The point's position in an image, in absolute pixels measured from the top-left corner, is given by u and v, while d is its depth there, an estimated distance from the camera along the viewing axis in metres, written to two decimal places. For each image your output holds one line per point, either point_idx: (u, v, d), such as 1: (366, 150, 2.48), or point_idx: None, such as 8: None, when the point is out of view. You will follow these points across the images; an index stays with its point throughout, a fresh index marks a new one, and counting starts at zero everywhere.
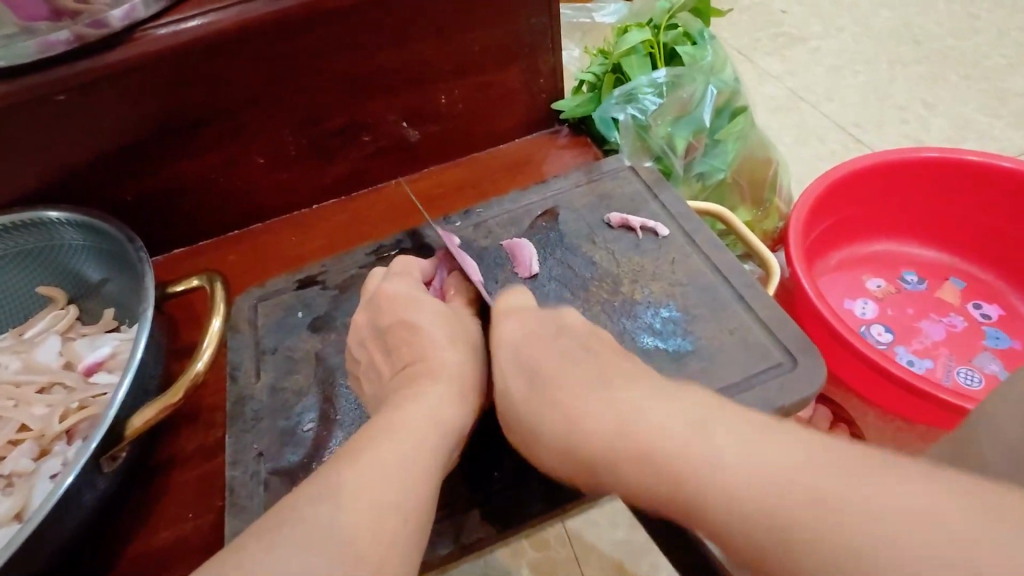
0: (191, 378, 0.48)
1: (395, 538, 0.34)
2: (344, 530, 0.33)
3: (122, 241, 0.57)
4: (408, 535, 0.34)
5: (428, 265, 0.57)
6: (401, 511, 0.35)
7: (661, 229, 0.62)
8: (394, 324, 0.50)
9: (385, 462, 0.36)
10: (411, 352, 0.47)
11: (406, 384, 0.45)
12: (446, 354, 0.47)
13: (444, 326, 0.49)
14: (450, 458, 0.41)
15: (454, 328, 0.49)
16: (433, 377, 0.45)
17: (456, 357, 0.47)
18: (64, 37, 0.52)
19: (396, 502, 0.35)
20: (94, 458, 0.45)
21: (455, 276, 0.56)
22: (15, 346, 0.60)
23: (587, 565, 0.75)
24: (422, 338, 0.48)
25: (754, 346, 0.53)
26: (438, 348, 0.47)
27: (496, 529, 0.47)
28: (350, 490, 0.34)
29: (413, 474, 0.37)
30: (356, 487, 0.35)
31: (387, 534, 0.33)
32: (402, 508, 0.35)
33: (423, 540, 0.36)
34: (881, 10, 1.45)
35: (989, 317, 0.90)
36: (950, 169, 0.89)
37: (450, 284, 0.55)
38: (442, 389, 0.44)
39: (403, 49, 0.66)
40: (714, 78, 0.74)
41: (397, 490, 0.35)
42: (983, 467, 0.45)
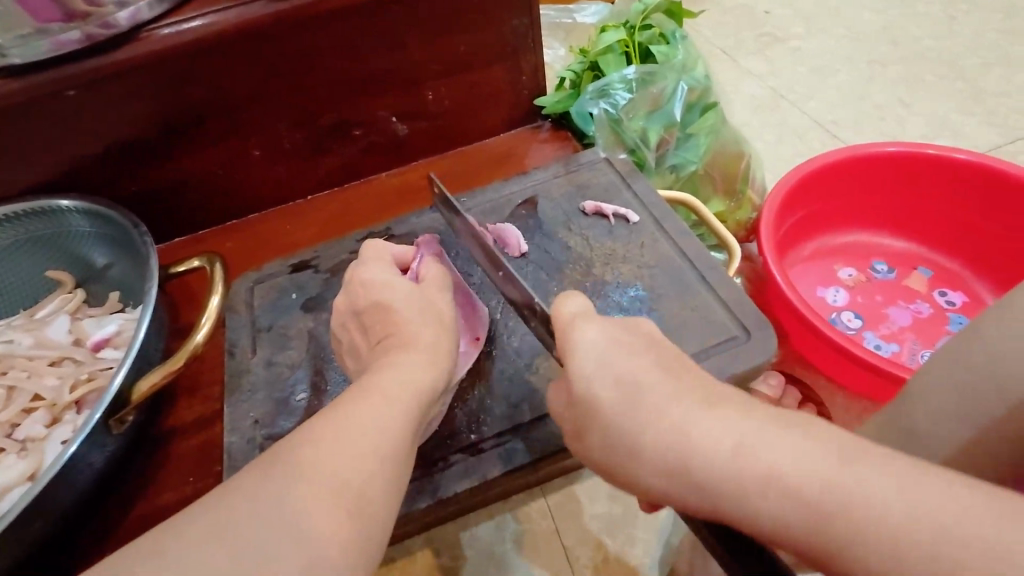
0: (191, 349, 0.52)
1: (372, 483, 0.38)
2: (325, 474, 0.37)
3: (127, 227, 0.61)
4: (384, 482, 0.39)
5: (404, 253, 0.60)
6: (379, 456, 0.39)
7: (632, 216, 0.66)
8: (375, 302, 0.53)
9: (365, 418, 0.40)
10: (389, 327, 0.51)
11: (386, 354, 0.48)
12: (424, 329, 0.51)
13: (422, 303, 0.53)
14: (425, 420, 0.46)
15: (435, 304, 0.53)
16: (412, 347, 0.49)
17: (433, 331, 0.51)
18: (75, 36, 0.56)
19: (373, 452, 0.39)
20: (102, 420, 0.49)
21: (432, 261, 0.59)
22: (26, 324, 0.64)
23: (567, 538, 0.79)
24: (401, 313, 0.52)
25: (713, 322, 0.57)
26: (416, 322, 0.51)
27: (471, 486, 0.51)
28: (332, 440, 0.38)
29: (390, 429, 0.41)
30: (338, 436, 0.39)
31: (364, 480, 0.37)
32: (378, 458, 0.39)
33: (397, 488, 0.40)
34: (863, 12, 1.49)
35: (953, 304, 0.94)
36: (916, 163, 0.93)
37: (426, 267, 0.58)
38: (420, 358, 0.48)
39: (392, 48, 0.70)
40: (686, 76, 0.78)
41: (375, 442, 0.39)
42: None
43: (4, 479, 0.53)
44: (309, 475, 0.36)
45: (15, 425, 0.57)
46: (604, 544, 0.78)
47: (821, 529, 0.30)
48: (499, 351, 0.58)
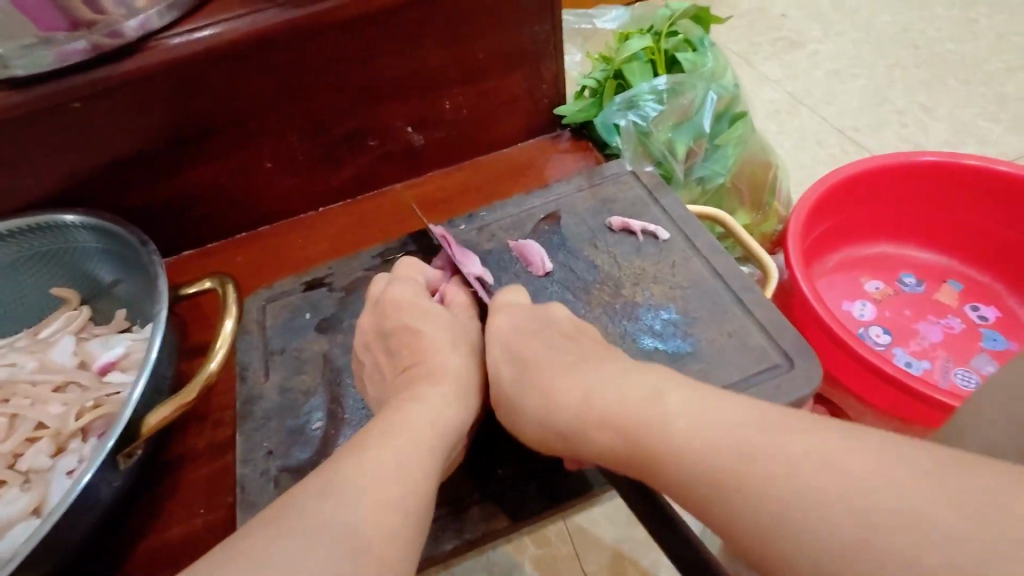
0: (204, 378, 0.49)
1: (399, 532, 0.35)
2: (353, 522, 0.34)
3: (135, 244, 0.59)
4: (411, 530, 0.36)
5: (433, 276, 0.58)
6: (409, 504, 0.36)
7: (661, 233, 0.63)
8: (397, 328, 0.51)
9: (389, 461, 0.38)
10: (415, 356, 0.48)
11: (409, 385, 0.46)
12: (446, 358, 0.49)
13: (446, 331, 0.51)
14: (449, 458, 0.43)
15: (460, 330, 0.51)
16: (435, 379, 0.47)
17: (457, 360, 0.49)
18: (82, 46, 0.53)
19: (400, 498, 0.37)
20: (111, 455, 0.46)
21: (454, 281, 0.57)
22: (30, 345, 0.61)
23: (588, 563, 0.76)
24: (424, 341, 0.50)
25: (751, 348, 0.54)
26: (439, 351, 0.49)
27: (499, 525, 0.48)
28: (358, 485, 0.36)
29: (418, 470, 0.39)
30: (363, 480, 0.36)
31: (392, 529, 0.35)
32: (405, 505, 0.37)
33: (424, 534, 0.37)
34: (881, 14, 1.46)
35: (986, 319, 0.91)
36: (947, 173, 0.90)
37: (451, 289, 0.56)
38: (444, 390, 0.46)
39: (408, 56, 0.67)
40: (714, 85, 0.75)
41: (400, 486, 0.37)
42: None
43: (7, 513, 0.50)
44: (336, 522, 0.34)
45: (19, 454, 0.54)
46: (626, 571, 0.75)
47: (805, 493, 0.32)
48: None
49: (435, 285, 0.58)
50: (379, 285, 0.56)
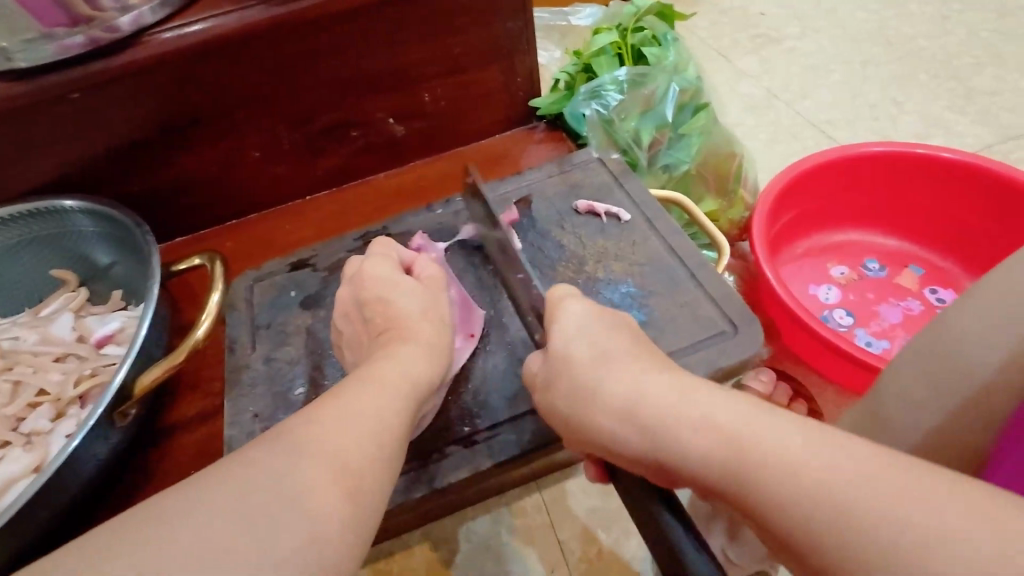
0: (192, 344, 0.53)
1: (367, 470, 0.39)
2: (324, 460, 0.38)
3: (130, 226, 0.63)
4: (378, 470, 0.40)
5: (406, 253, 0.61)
6: (375, 443, 0.40)
7: (623, 214, 0.67)
8: (373, 297, 0.55)
9: (360, 408, 0.42)
10: (389, 323, 0.52)
11: (383, 347, 0.50)
12: (418, 325, 0.53)
13: (419, 299, 0.55)
14: (418, 414, 0.47)
15: (429, 302, 0.55)
16: (407, 342, 0.50)
17: (428, 328, 0.53)
18: (80, 40, 0.58)
19: (368, 441, 0.40)
20: (106, 413, 0.50)
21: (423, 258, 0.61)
22: (32, 321, 0.65)
23: (562, 532, 0.80)
24: (398, 309, 0.53)
25: (702, 317, 0.59)
26: (412, 318, 0.53)
27: (463, 477, 0.52)
28: (330, 426, 0.39)
29: (387, 417, 0.42)
30: (335, 422, 0.40)
31: (360, 468, 0.38)
32: (373, 447, 0.40)
33: (392, 475, 0.41)
34: (856, 12, 1.51)
35: (944, 301, 0.96)
36: (907, 162, 0.94)
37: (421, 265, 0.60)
38: (415, 352, 0.49)
39: (387, 50, 0.72)
40: (677, 77, 0.79)
41: (369, 431, 0.40)
42: None
43: (11, 471, 0.54)
44: (307, 458, 0.37)
45: (21, 420, 0.58)
46: (598, 538, 0.79)
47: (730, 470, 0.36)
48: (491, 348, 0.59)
49: (409, 263, 0.61)
50: (356, 261, 0.60)
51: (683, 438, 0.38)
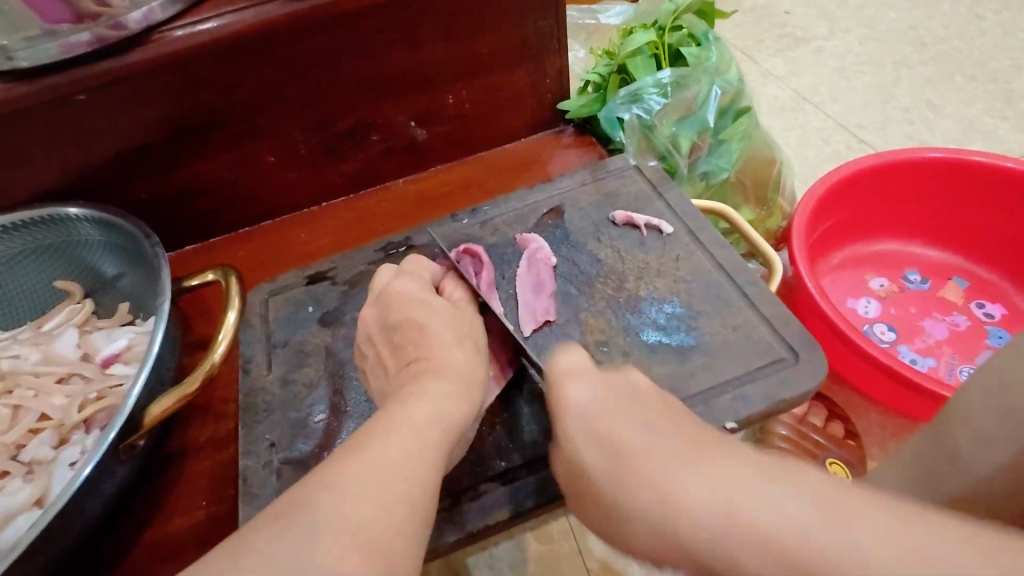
0: (207, 369, 0.49)
1: (406, 525, 0.35)
2: (356, 517, 0.33)
3: (139, 237, 0.59)
4: (416, 526, 0.35)
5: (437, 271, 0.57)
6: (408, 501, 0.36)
7: (665, 227, 0.63)
8: (403, 321, 0.51)
9: (393, 455, 0.37)
10: (421, 351, 0.48)
11: (413, 380, 0.46)
12: (451, 354, 0.48)
13: (451, 324, 0.50)
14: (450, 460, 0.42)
15: (464, 330, 0.50)
16: (439, 374, 0.46)
17: (461, 356, 0.48)
18: (85, 38, 0.53)
19: (405, 490, 0.36)
20: (113, 446, 0.46)
21: (450, 279, 0.57)
22: (33, 338, 0.61)
23: (590, 560, 0.76)
24: (429, 337, 0.49)
25: (755, 342, 0.54)
26: (443, 347, 0.48)
27: (499, 518, 0.48)
28: (363, 481, 0.35)
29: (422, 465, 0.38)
30: (365, 473, 0.36)
31: (399, 521, 0.34)
32: (411, 495, 0.36)
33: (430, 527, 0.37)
34: (886, 11, 1.45)
35: (992, 316, 0.91)
36: (955, 170, 0.89)
37: (452, 288, 0.55)
38: (448, 387, 0.45)
39: (411, 49, 0.67)
40: (719, 79, 0.74)
41: (401, 481, 0.36)
42: None
43: (11, 504, 0.50)
44: (337, 519, 0.33)
45: (21, 446, 0.54)
46: (629, 566, 0.75)
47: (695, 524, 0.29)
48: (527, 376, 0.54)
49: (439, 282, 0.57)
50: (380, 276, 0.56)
51: (610, 431, 0.34)
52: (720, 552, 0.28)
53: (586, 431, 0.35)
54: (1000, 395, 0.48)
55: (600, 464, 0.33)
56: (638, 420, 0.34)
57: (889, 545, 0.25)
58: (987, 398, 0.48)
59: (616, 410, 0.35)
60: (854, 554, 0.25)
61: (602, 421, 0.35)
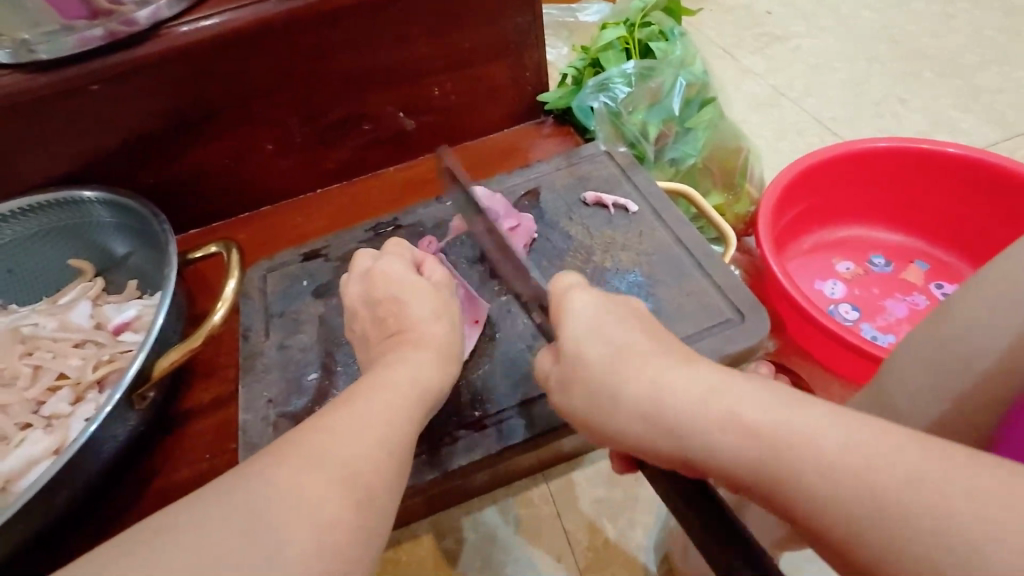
0: (209, 329, 0.54)
1: (382, 464, 0.40)
2: (337, 453, 0.39)
3: (147, 216, 0.64)
4: (392, 466, 0.41)
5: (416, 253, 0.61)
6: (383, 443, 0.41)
7: (631, 206, 0.68)
8: (388, 298, 0.55)
9: (374, 408, 0.43)
10: (402, 323, 0.53)
11: (393, 350, 0.51)
12: (431, 327, 0.53)
13: (431, 300, 0.55)
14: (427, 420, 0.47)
15: (443, 306, 0.55)
16: (418, 344, 0.51)
17: (439, 329, 0.53)
18: (99, 33, 0.59)
19: (381, 435, 0.41)
20: (126, 396, 0.52)
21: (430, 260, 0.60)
22: (50, 309, 0.66)
23: (568, 521, 0.81)
24: (411, 311, 0.53)
25: (708, 306, 0.59)
26: (425, 321, 0.53)
27: (473, 460, 0.53)
28: (346, 428, 0.40)
29: (399, 415, 0.43)
30: (347, 421, 0.41)
31: (375, 459, 0.40)
32: (386, 437, 0.42)
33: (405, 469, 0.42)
34: (862, 10, 1.51)
35: (950, 296, 0.96)
36: (914, 157, 0.94)
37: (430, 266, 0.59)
38: (425, 356, 0.50)
39: (398, 45, 0.73)
40: (684, 71, 0.80)
41: (380, 428, 0.42)
42: (892, 406, 0.53)
43: (32, 453, 0.56)
44: (322, 454, 0.39)
45: (41, 404, 0.59)
46: (604, 527, 0.80)
47: (743, 455, 0.36)
48: (500, 340, 0.60)
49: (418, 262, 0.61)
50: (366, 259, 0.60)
51: (627, 390, 0.42)
52: (744, 466, 0.36)
53: (623, 389, 0.42)
54: (922, 348, 0.53)
55: (651, 410, 0.40)
56: (680, 378, 0.40)
57: (865, 453, 0.32)
58: (912, 353, 0.54)
59: (664, 368, 0.41)
60: (828, 457, 0.33)
61: (641, 374, 0.42)
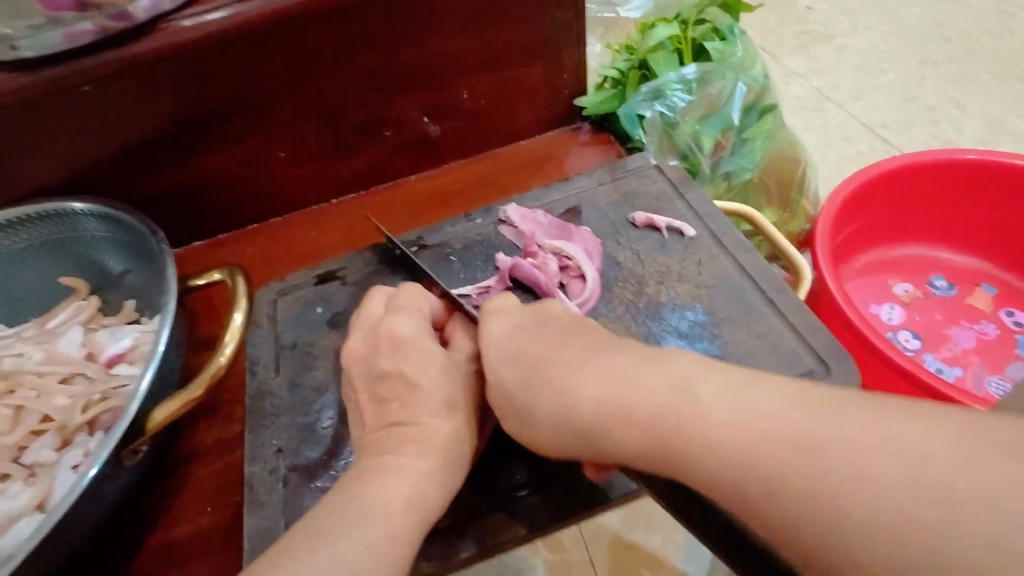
0: (213, 373, 0.47)
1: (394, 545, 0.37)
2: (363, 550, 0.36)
3: (144, 233, 0.57)
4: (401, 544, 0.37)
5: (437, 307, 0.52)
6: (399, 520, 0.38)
7: (687, 229, 0.60)
8: (393, 374, 0.45)
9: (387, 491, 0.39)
10: (401, 366, 0.46)
11: (387, 449, 0.42)
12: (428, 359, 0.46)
13: (443, 384, 0.45)
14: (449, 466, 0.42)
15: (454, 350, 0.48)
16: (421, 451, 0.41)
17: (450, 425, 0.43)
18: (90, 27, 0.52)
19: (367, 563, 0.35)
20: (116, 451, 0.45)
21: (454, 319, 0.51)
22: (37, 336, 0.60)
23: (602, 570, 0.74)
24: (422, 398, 0.44)
25: (783, 352, 0.52)
26: (433, 414, 0.43)
27: (513, 534, 0.46)
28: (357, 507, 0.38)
29: (397, 543, 0.37)
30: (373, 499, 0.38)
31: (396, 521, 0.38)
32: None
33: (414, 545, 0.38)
34: (913, 7, 1.41)
35: (1022, 325, 0.87)
36: (988, 173, 0.86)
37: (456, 334, 0.50)
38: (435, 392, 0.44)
39: (424, 42, 0.65)
40: (744, 76, 0.72)
41: (372, 555, 0.36)
42: None
43: (11, 508, 0.49)
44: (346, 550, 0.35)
45: (24, 448, 0.53)
46: None
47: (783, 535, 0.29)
48: None
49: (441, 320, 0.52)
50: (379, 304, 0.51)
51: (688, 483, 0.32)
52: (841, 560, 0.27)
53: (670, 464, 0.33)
54: None
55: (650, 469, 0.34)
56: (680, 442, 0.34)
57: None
58: None
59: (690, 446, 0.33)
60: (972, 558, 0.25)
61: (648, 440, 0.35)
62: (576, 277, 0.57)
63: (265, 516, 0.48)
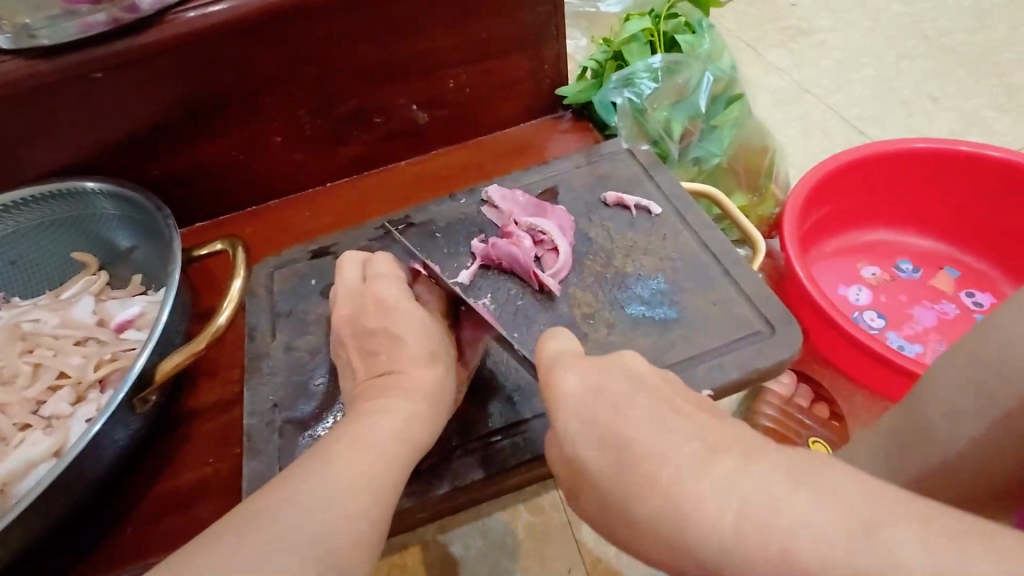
0: (212, 332, 0.52)
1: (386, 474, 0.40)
2: (357, 478, 0.39)
3: (150, 209, 0.62)
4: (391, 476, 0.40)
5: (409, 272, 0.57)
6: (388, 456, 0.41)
7: (654, 208, 0.65)
8: (378, 331, 0.50)
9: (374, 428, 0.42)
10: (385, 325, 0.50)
11: (378, 396, 0.46)
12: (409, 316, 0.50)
13: (421, 340, 0.50)
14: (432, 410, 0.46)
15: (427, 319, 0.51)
16: (402, 394, 0.46)
17: (430, 375, 0.48)
18: (102, 19, 0.56)
19: (361, 488, 0.38)
20: (126, 400, 0.50)
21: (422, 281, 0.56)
22: (52, 304, 0.64)
23: (579, 531, 0.79)
24: (404, 352, 0.48)
25: (736, 317, 0.57)
26: (415, 364, 0.48)
27: (485, 475, 0.51)
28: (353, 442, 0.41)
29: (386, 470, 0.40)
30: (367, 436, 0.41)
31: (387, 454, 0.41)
32: (366, 507, 0.38)
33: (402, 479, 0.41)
34: (893, 4, 1.45)
35: (981, 305, 0.92)
36: (950, 161, 0.90)
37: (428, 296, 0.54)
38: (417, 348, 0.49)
39: (411, 33, 0.70)
40: (712, 66, 0.77)
41: (367, 481, 0.39)
42: None
43: (31, 455, 0.54)
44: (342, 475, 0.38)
45: (42, 403, 0.58)
46: None
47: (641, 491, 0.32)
48: (494, 366, 0.57)
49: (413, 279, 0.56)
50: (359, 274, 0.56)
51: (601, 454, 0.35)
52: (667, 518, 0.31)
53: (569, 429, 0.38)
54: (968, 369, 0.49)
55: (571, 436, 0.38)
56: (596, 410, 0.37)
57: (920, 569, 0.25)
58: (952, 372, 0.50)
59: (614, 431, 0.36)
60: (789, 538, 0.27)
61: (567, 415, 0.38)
62: (549, 251, 0.62)
63: (262, 462, 0.53)
